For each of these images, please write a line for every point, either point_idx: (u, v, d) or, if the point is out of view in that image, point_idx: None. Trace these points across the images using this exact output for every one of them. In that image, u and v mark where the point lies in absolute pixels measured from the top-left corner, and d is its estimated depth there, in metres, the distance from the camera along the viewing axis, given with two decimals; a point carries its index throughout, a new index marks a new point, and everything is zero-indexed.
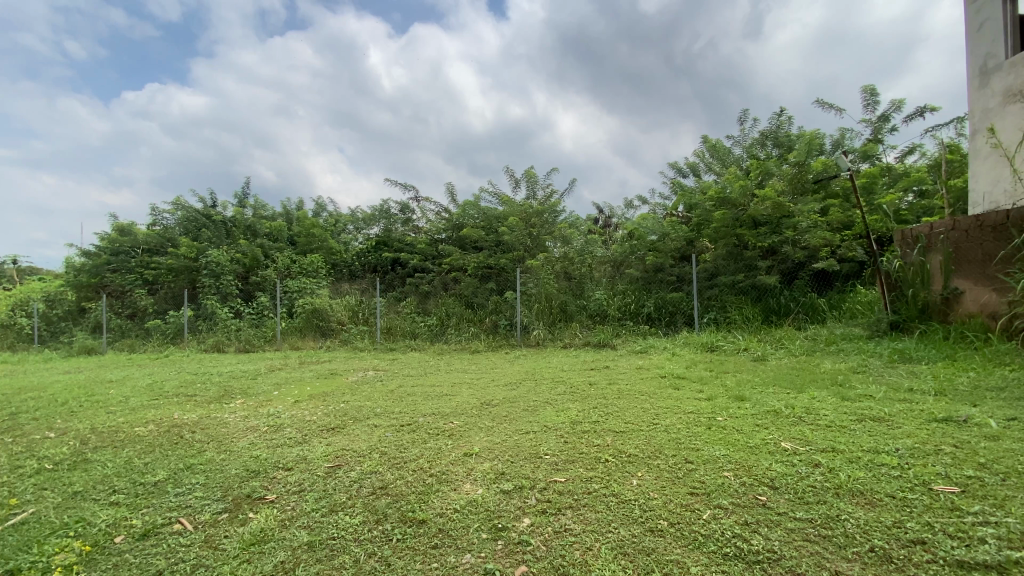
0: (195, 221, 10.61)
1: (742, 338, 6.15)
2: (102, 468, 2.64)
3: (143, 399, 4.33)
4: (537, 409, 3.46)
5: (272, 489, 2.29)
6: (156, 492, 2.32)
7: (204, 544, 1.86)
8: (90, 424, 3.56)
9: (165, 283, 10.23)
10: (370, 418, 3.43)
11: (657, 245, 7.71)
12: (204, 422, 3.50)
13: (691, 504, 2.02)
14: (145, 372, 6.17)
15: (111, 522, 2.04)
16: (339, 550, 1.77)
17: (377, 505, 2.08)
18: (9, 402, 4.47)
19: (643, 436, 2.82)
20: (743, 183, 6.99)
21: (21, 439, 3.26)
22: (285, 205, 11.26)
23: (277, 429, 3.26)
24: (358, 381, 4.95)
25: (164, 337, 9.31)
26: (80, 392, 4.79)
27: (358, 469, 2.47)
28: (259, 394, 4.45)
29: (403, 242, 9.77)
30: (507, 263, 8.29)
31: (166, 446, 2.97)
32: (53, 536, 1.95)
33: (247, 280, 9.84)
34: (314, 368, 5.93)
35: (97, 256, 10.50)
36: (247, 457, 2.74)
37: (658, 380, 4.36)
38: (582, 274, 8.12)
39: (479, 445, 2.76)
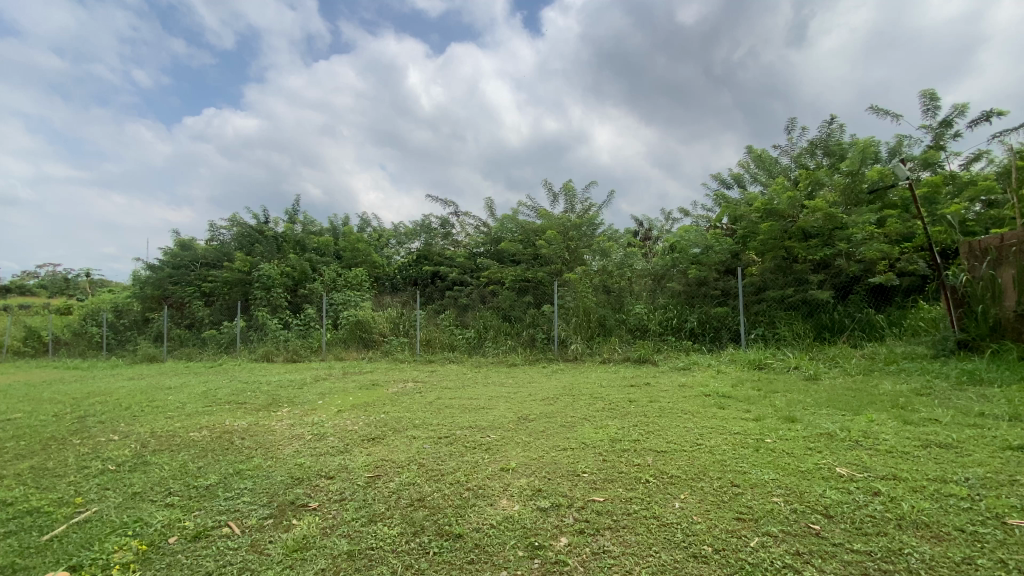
0: (249, 237, 11.21)
1: (793, 355, 5.87)
2: (159, 471, 2.78)
3: (198, 406, 4.55)
4: (574, 425, 3.41)
5: (315, 497, 2.35)
6: (208, 495, 2.42)
7: (250, 549, 1.92)
8: (149, 428, 3.76)
9: (221, 295, 10.80)
10: (409, 429, 3.47)
11: (700, 258, 7.51)
12: (252, 429, 3.64)
13: (738, 530, 1.92)
14: (201, 379, 6.51)
15: (165, 523, 2.14)
16: (377, 561, 1.78)
17: (415, 517, 2.09)
18: (79, 405, 4.81)
19: (686, 457, 2.72)
20: (791, 195, 6.73)
21: (90, 440, 3.48)
22: (331, 221, 11.76)
23: (320, 437, 3.35)
24: (397, 392, 5.05)
25: (219, 347, 9.75)
26: (142, 398, 5.08)
27: (396, 480, 2.50)
28: (304, 403, 4.61)
29: (442, 256, 10.00)
30: (545, 276, 8.27)
31: (218, 451, 3.10)
32: (113, 535, 2.06)
33: (296, 292, 10.27)
34: (356, 379, 6.07)
35: (161, 269, 11.21)
36: (292, 464, 2.82)
37: (702, 399, 4.20)
38: (622, 287, 8.01)
39: (516, 460, 2.74)
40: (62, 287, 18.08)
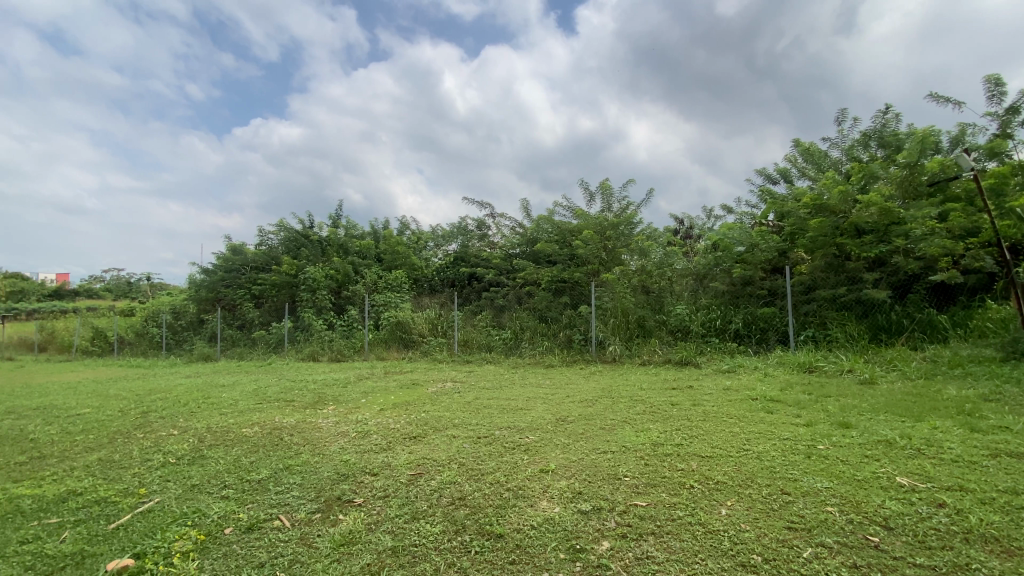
0: (295, 241, 11.68)
1: (846, 358, 5.58)
2: (215, 465, 2.93)
3: (250, 403, 4.76)
4: (614, 428, 3.36)
5: (360, 493, 2.41)
6: (259, 489, 2.53)
7: (299, 541, 1.99)
8: (205, 424, 3.97)
9: (269, 297, 11.27)
10: (448, 428, 3.51)
11: (744, 256, 7.27)
12: (300, 426, 3.78)
13: (789, 540, 1.85)
14: (251, 377, 6.81)
15: (221, 515, 2.25)
16: (420, 558, 1.81)
17: (457, 515, 2.12)
18: (143, 401, 5.13)
19: (733, 463, 2.63)
20: (842, 189, 6.41)
21: (153, 435, 3.70)
22: (372, 225, 12.08)
23: (363, 435, 3.44)
24: (437, 392, 5.13)
25: (268, 347, 10.15)
26: (199, 395, 5.36)
27: (437, 479, 2.53)
28: (348, 402, 4.74)
29: (479, 257, 10.11)
30: (582, 276, 8.20)
31: (269, 447, 3.24)
32: (174, 524, 2.18)
33: (339, 294, 10.60)
34: (398, 378, 6.22)
35: (214, 273, 11.81)
36: (338, 460, 2.91)
37: (748, 403, 4.05)
38: (662, 287, 7.85)
39: (555, 462, 2.72)
40: (126, 290, 19.35)
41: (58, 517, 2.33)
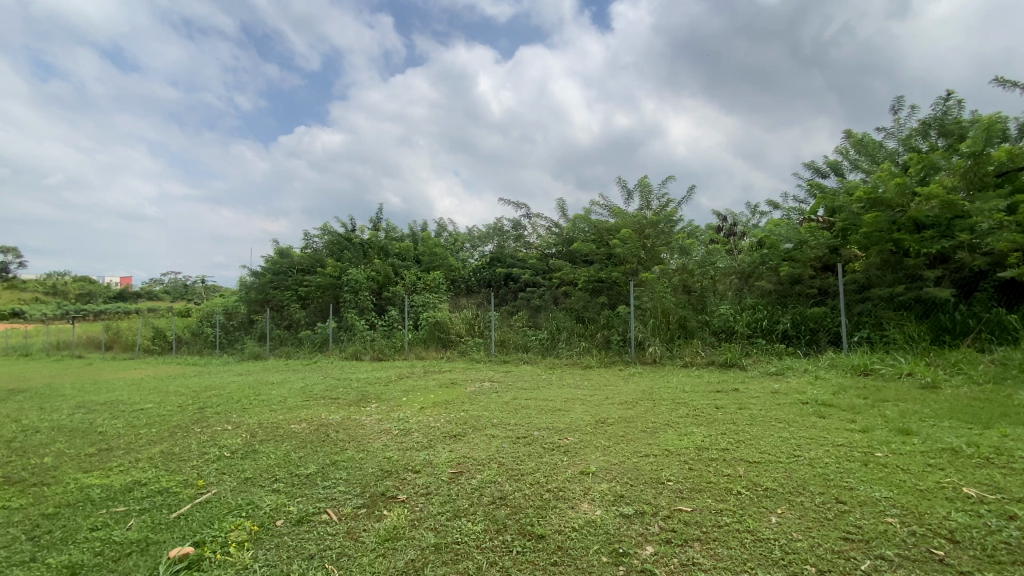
0: (339, 244, 12.12)
1: (904, 361, 5.27)
2: (267, 459, 3.07)
3: (297, 400, 4.95)
4: (656, 431, 3.30)
5: (403, 490, 2.46)
6: (308, 483, 2.63)
7: (346, 535, 2.05)
8: (257, 419, 4.16)
9: (314, 298, 11.69)
10: (488, 428, 3.53)
11: (792, 254, 7.02)
12: (345, 423, 3.90)
13: (845, 551, 1.76)
14: (298, 375, 7.08)
15: (273, 507, 2.35)
16: (463, 556, 1.83)
17: (498, 515, 2.13)
18: (200, 397, 5.42)
19: (783, 469, 2.53)
20: (899, 181, 6.06)
21: (209, 429, 3.90)
22: (410, 227, 12.34)
23: (405, 433, 3.51)
24: (475, 391, 5.18)
25: (313, 346, 10.51)
26: (250, 392, 5.62)
27: (477, 477, 2.55)
28: (390, 400, 4.84)
29: (515, 258, 10.16)
30: (619, 276, 8.07)
31: (317, 443, 3.35)
32: (230, 515, 2.30)
33: (380, 294, 10.88)
34: (437, 377, 6.32)
35: (263, 276, 12.35)
36: (381, 457, 2.98)
37: (798, 407, 3.88)
38: (704, 287, 7.66)
39: (595, 464, 2.70)
40: (183, 292, 20.52)
41: (126, 505, 2.49)
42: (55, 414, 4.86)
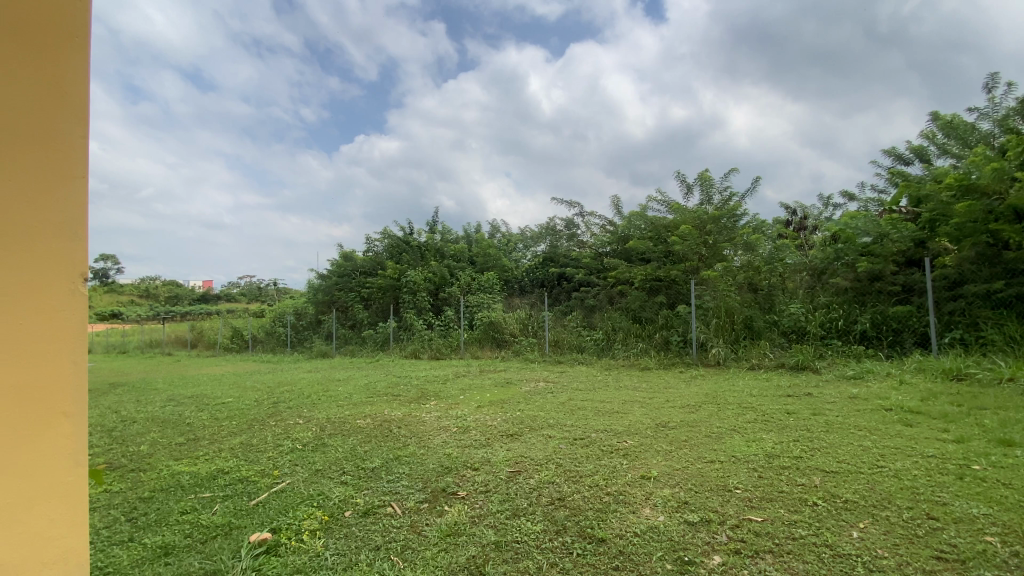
0: (398, 247, 12.64)
1: (1005, 364, 4.74)
2: (335, 452, 3.23)
3: (362, 397, 5.19)
4: (721, 437, 3.16)
5: (463, 487, 2.52)
6: (373, 476, 2.74)
7: (410, 528, 2.12)
8: (325, 414, 4.39)
9: (376, 299, 12.17)
10: (544, 428, 3.53)
11: (871, 248, 6.54)
12: (407, 419, 4.03)
13: (937, 571, 1.61)
14: (362, 373, 7.40)
15: (342, 499, 2.46)
16: (523, 555, 1.84)
17: (557, 516, 2.12)
18: (275, 392, 5.79)
19: (865, 481, 2.35)
20: (997, 166, 5.46)
21: (282, 423, 4.15)
22: (465, 229, 12.63)
23: (464, 430, 3.58)
24: (531, 391, 5.19)
25: (375, 345, 10.92)
26: (319, 388, 5.94)
27: (535, 477, 2.56)
28: (448, 397, 4.96)
29: (568, 257, 10.11)
30: (678, 275, 7.79)
31: (380, 438, 3.49)
32: (303, 504, 2.43)
33: (436, 295, 11.17)
34: (493, 376, 6.39)
35: (329, 278, 13.02)
36: (441, 454, 3.06)
37: (881, 414, 3.59)
38: (772, 285, 7.31)
39: (657, 469, 2.63)
40: (258, 295, 22.03)
41: (210, 491, 2.70)
42: (151, 406, 5.35)
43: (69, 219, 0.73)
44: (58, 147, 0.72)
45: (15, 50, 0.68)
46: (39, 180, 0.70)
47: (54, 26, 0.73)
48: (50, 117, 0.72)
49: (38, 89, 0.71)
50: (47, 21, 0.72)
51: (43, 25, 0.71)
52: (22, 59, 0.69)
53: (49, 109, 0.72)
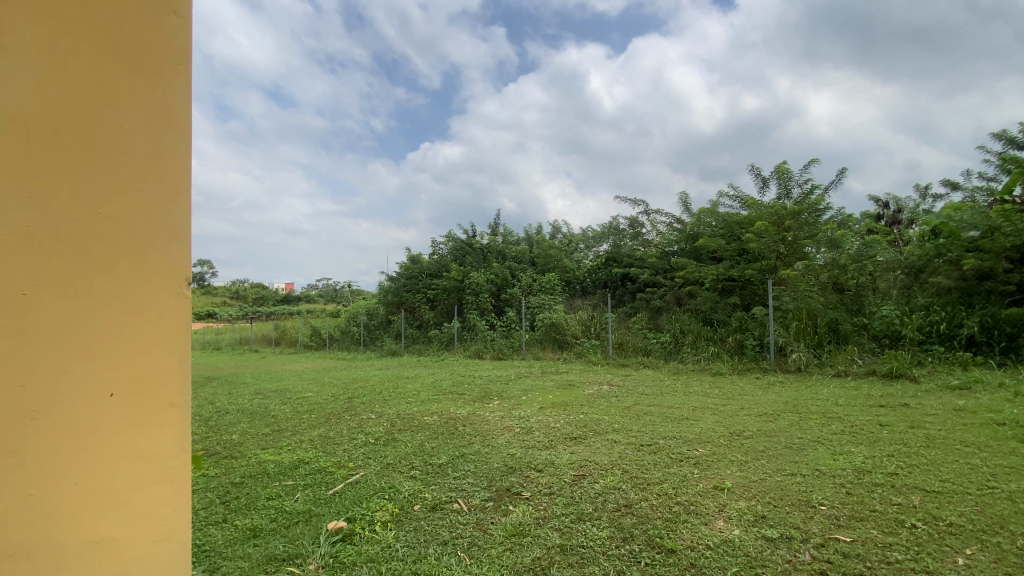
0: (461, 250, 13.06)
1: None
2: (405, 447, 3.36)
3: (429, 394, 5.35)
4: (803, 448, 2.95)
5: (527, 487, 2.52)
6: (441, 472, 2.82)
7: (476, 526, 2.15)
8: (395, 410, 4.58)
9: (441, 300, 12.53)
10: (609, 432, 3.47)
11: (978, 243, 5.85)
12: (471, 418, 4.11)
13: None
14: (429, 371, 7.64)
15: (411, 492, 2.56)
16: (588, 560, 1.82)
17: (624, 523, 2.08)
18: (350, 388, 6.13)
19: (974, 503, 2.10)
20: None
21: (356, 418, 4.38)
22: (526, 231, 12.73)
23: (527, 431, 3.60)
24: (595, 394, 5.11)
25: (440, 344, 11.23)
26: (390, 385, 6.22)
27: (601, 482, 2.52)
28: (511, 398, 5.00)
29: (633, 257, 9.85)
30: (753, 274, 7.35)
31: (446, 435, 3.58)
32: (376, 496, 2.55)
33: (499, 296, 11.32)
34: (555, 378, 6.36)
35: (397, 281, 13.57)
36: (505, 453, 3.09)
37: (992, 429, 3.18)
38: (861, 285, 6.74)
39: (731, 480, 2.49)
40: (334, 296, 23.43)
41: (293, 480, 2.91)
42: (242, 398, 5.83)
43: (175, 230, 0.81)
44: (164, 165, 0.80)
45: (127, 79, 0.76)
46: (147, 195, 0.78)
47: (159, 54, 0.80)
48: (160, 138, 0.80)
49: (146, 114, 0.79)
50: (154, 50, 0.80)
51: (150, 54, 0.79)
52: (134, 87, 0.77)
53: (158, 131, 0.80)
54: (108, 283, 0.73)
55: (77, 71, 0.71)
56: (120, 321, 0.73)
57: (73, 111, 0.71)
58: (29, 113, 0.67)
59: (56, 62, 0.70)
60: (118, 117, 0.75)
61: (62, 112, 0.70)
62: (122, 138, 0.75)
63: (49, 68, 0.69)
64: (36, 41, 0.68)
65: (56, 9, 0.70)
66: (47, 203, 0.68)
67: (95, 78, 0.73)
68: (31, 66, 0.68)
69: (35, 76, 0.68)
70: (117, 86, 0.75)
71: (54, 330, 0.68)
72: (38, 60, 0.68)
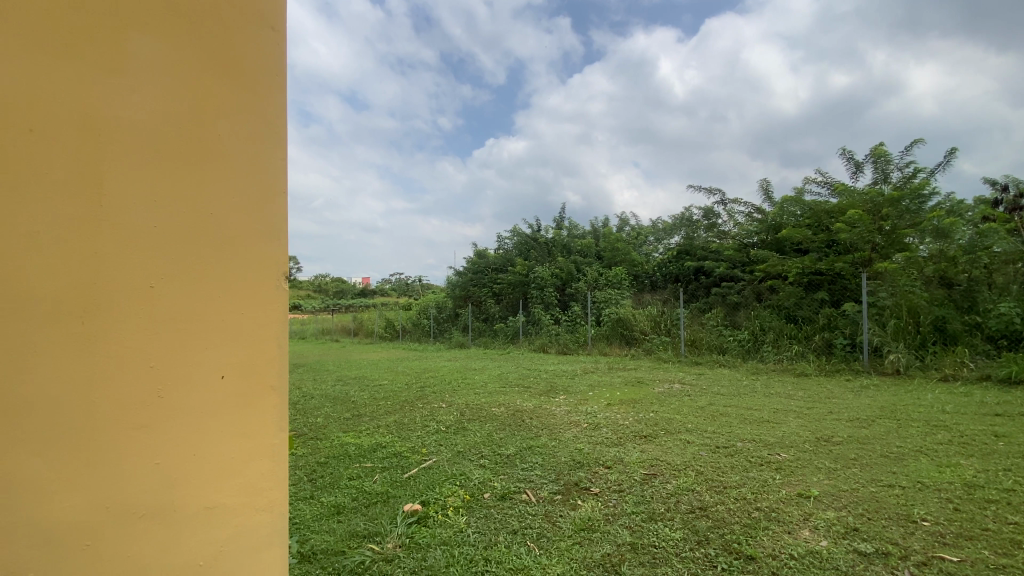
0: (527, 244, 13.16)
1: None
2: (474, 436, 3.45)
3: (496, 386, 5.46)
4: (902, 458, 2.69)
5: (595, 483, 2.51)
6: (509, 463, 2.88)
7: (546, 517, 2.18)
8: (464, 400, 4.72)
9: (506, 294, 12.69)
10: (681, 432, 3.35)
11: None
12: (538, 411, 4.14)
13: None
14: (495, 364, 7.78)
15: (481, 480, 2.63)
16: (660, 560, 1.78)
17: (698, 526, 2.01)
18: (421, 378, 6.39)
19: None
20: None
21: (428, 406, 4.56)
22: (593, 224, 12.58)
23: (595, 427, 3.57)
24: (665, 392, 4.97)
25: (505, 338, 11.39)
26: (458, 376, 6.41)
27: (673, 483, 2.45)
28: (578, 393, 4.98)
29: (706, 249, 9.39)
30: (843, 267, 6.78)
31: (514, 427, 3.64)
32: (448, 482, 2.65)
33: (564, 290, 11.29)
34: (623, 374, 6.25)
35: (464, 275, 13.92)
36: (573, 447, 3.09)
37: None
38: (975, 279, 5.95)
39: (818, 488, 2.33)
40: (405, 289, 24.48)
41: (371, 462, 3.09)
42: (324, 384, 6.27)
43: (273, 227, 0.88)
44: (261, 169, 0.88)
45: (229, 90, 0.84)
46: (248, 197, 0.85)
47: (258, 67, 0.87)
48: (257, 143, 0.87)
49: (248, 123, 0.86)
50: (253, 64, 0.87)
51: (251, 66, 0.87)
52: (237, 100, 0.85)
53: (257, 138, 0.87)
54: (217, 276, 0.81)
55: (187, 85, 0.79)
56: (225, 311, 0.81)
57: (189, 124, 0.79)
58: (151, 125, 0.76)
59: (170, 78, 0.78)
60: (221, 126, 0.83)
61: (178, 122, 0.78)
62: (227, 146, 0.83)
63: (165, 83, 0.77)
64: (154, 60, 0.76)
65: (169, 32, 0.78)
66: (167, 204, 0.77)
67: (202, 90, 0.81)
68: (153, 83, 0.76)
69: (158, 93, 0.77)
70: (219, 96, 0.82)
71: (174, 316, 0.76)
72: (156, 77, 0.76)
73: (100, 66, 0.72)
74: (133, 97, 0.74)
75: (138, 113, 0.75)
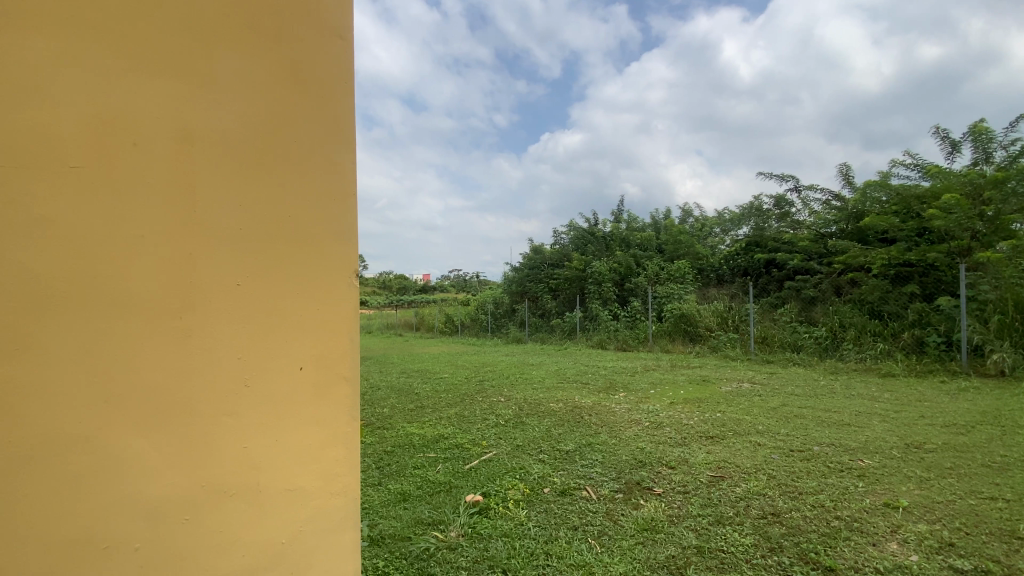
0: (584, 239, 13.02)
1: None
2: (534, 431, 3.48)
3: (554, 382, 5.46)
4: (1008, 469, 2.42)
5: (658, 483, 2.45)
6: (569, 459, 2.87)
7: (607, 515, 2.16)
8: (523, 395, 4.76)
9: (563, 289, 12.62)
10: (750, 434, 3.20)
11: None
12: (598, 408, 4.10)
13: None
14: (553, 359, 7.78)
15: (541, 475, 2.64)
16: (728, 565, 1.72)
17: (771, 532, 1.91)
18: (480, 372, 6.50)
19: None
20: None
21: (488, 400, 4.64)
22: (653, 217, 12.22)
23: (657, 426, 3.48)
24: (732, 391, 4.75)
25: (563, 333, 11.35)
26: (516, 371, 6.47)
27: (742, 486, 2.34)
28: (638, 390, 4.87)
29: (778, 240, 8.84)
30: (937, 257, 6.16)
31: (573, 423, 3.62)
32: (508, 475, 2.69)
33: (623, 285, 11.06)
34: (687, 372, 6.05)
35: (521, 271, 13.99)
36: (634, 446, 3.03)
37: None
38: None
39: (908, 499, 2.14)
40: (463, 286, 24.99)
41: (434, 453, 3.19)
42: (389, 377, 6.54)
43: (342, 228, 0.93)
44: (331, 171, 0.92)
45: (302, 99, 0.89)
46: (321, 199, 0.90)
47: (328, 75, 0.92)
48: (328, 145, 0.92)
49: (319, 129, 0.91)
50: (324, 72, 0.91)
51: (322, 75, 0.91)
52: (309, 107, 0.90)
53: (328, 143, 0.92)
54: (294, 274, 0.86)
55: (265, 96, 0.85)
56: (301, 305, 0.87)
57: (267, 132, 0.85)
58: (234, 134, 0.82)
59: (250, 91, 0.84)
60: (296, 133, 0.88)
61: (257, 132, 0.84)
62: (300, 151, 0.88)
63: (245, 95, 0.83)
64: (236, 75, 0.83)
65: (249, 46, 0.84)
66: (250, 207, 0.83)
67: (277, 100, 0.86)
68: (236, 95, 0.82)
69: (240, 104, 0.83)
70: (293, 106, 0.88)
71: (256, 311, 0.82)
72: (238, 91, 0.83)
73: (190, 83, 0.78)
74: (219, 110, 0.81)
75: (223, 124, 0.81)
